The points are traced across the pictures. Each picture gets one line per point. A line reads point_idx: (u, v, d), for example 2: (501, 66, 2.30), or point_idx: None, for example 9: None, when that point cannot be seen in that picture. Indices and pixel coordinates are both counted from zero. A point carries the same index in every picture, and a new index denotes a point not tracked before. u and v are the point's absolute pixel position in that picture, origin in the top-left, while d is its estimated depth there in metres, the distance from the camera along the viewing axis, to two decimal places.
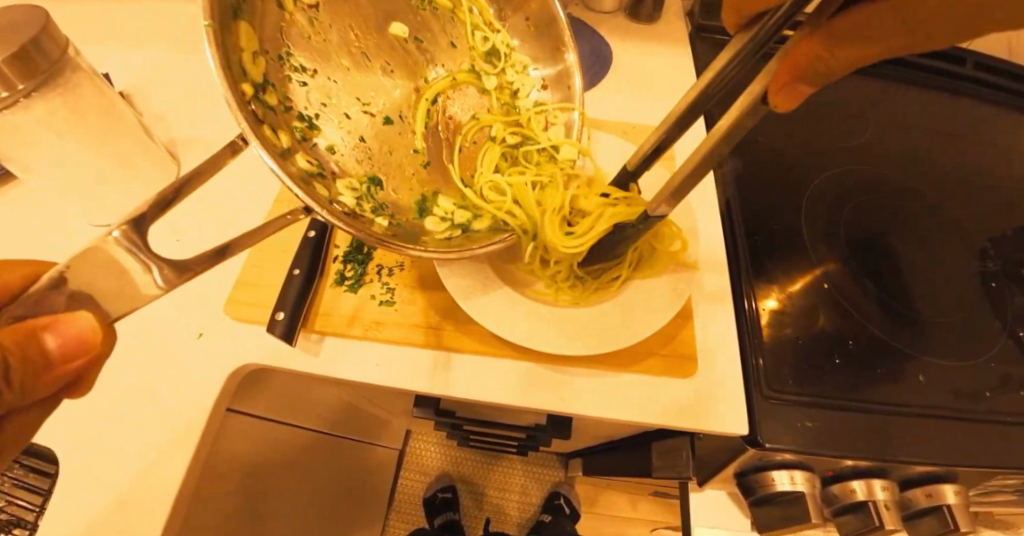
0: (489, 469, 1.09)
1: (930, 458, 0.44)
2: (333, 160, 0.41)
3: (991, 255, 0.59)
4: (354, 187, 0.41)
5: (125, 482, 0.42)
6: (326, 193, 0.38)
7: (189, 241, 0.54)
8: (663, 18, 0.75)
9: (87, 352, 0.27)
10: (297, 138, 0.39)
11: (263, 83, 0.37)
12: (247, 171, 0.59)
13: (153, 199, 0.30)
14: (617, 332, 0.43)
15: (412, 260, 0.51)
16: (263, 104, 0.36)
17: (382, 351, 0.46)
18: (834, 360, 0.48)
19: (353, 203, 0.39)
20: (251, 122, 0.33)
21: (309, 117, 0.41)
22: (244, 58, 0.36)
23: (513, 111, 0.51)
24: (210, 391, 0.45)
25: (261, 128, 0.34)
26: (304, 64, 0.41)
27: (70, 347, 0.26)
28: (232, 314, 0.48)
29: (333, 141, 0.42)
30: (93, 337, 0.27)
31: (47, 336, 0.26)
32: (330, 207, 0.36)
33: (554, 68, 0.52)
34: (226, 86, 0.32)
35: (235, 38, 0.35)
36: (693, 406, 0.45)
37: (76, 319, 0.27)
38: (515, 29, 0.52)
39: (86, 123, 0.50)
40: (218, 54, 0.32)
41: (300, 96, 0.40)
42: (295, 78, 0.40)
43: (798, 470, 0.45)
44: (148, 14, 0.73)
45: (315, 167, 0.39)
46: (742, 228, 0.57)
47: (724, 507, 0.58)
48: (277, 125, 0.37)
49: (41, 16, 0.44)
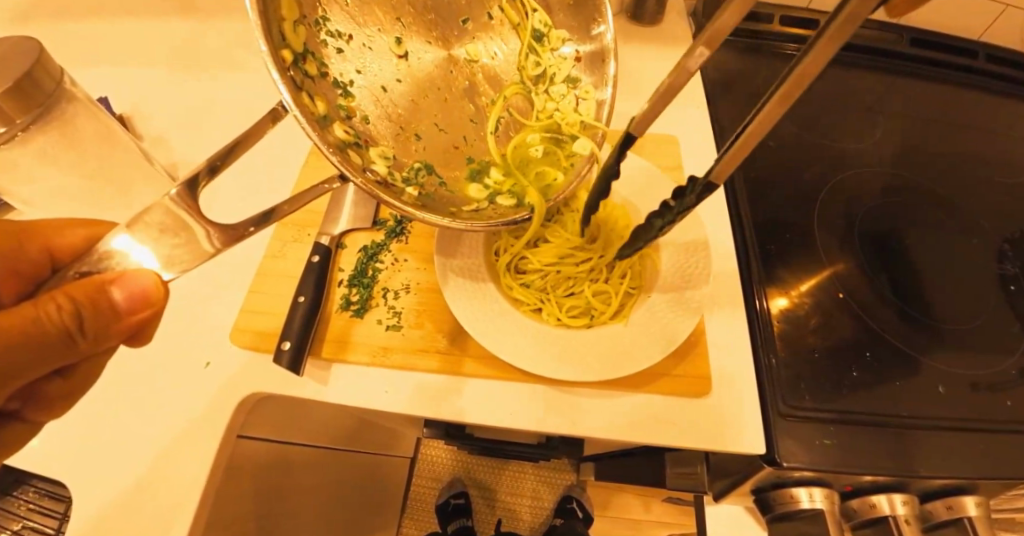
0: (500, 473, 1.05)
1: (953, 472, 0.43)
2: (367, 129, 0.43)
3: (1009, 256, 0.58)
4: (387, 155, 0.43)
5: (134, 512, 0.41)
6: (360, 160, 0.40)
7: (235, 211, 0.56)
8: (665, 18, 0.75)
9: (150, 306, 0.28)
10: (341, 114, 0.42)
11: (303, 52, 0.40)
12: (272, 150, 0.61)
13: (204, 165, 0.38)
14: (624, 360, 0.41)
15: (419, 284, 0.51)
16: (302, 72, 0.39)
17: (391, 378, 0.45)
18: (851, 372, 0.47)
19: (384, 171, 0.42)
20: (291, 89, 0.37)
21: (345, 85, 0.43)
22: (286, 27, 0.38)
23: (547, 112, 0.48)
24: (218, 423, 0.44)
25: (300, 95, 0.37)
26: (341, 30, 0.42)
27: (135, 301, 0.28)
28: (236, 343, 0.47)
29: (366, 111, 0.43)
30: (155, 290, 0.28)
31: (113, 289, 0.28)
32: (364, 174, 0.39)
33: (590, 45, 0.49)
34: (268, 52, 0.35)
35: (278, 8, 0.38)
36: (707, 424, 0.44)
37: (138, 274, 0.28)
38: (552, 4, 0.50)
39: (87, 151, 0.50)
40: (259, 14, 0.35)
41: (337, 64, 0.42)
42: (332, 44, 0.42)
43: (817, 487, 0.44)
44: (147, 33, 0.72)
45: (351, 136, 0.41)
46: (753, 234, 0.55)
47: (738, 518, 0.58)
48: (315, 92, 0.40)
49: (32, 47, 0.43)
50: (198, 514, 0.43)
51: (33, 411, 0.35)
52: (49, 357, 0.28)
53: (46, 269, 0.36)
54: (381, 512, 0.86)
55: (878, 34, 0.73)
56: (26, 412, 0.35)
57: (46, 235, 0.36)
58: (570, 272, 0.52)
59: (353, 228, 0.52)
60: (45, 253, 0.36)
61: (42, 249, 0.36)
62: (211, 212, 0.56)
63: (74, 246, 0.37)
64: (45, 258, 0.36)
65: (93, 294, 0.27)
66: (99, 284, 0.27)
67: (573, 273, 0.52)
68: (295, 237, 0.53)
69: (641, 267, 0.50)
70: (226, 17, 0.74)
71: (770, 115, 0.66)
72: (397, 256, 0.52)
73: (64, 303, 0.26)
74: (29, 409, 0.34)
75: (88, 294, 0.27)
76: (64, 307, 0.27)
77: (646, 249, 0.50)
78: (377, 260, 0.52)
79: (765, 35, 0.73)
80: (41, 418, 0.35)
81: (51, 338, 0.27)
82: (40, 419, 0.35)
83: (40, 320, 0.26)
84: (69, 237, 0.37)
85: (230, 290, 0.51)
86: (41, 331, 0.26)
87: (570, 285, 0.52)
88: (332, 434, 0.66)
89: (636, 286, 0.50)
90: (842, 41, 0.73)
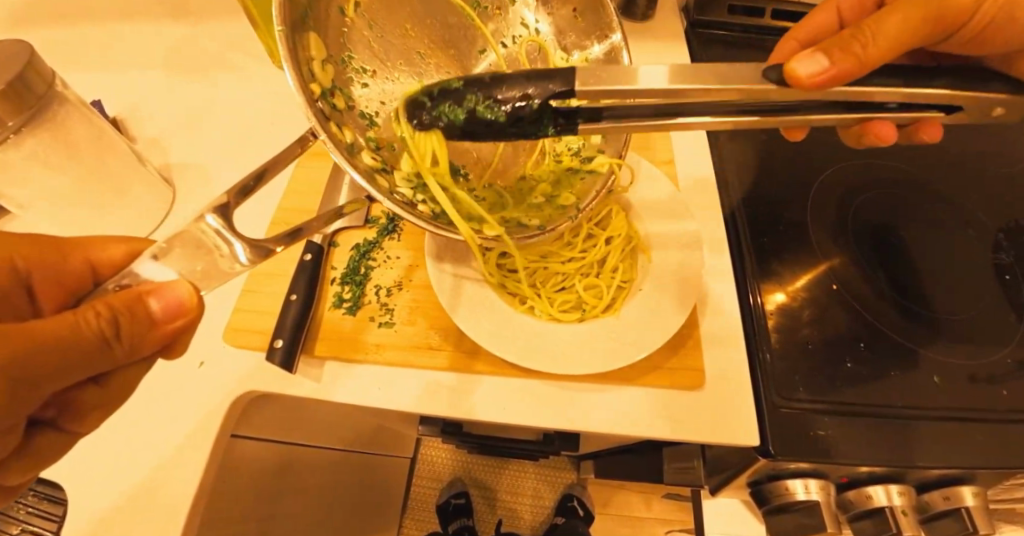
0: (499, 472, 1.08)
1: (950, 461, 0.42)
2: (395, 157, 0.44)
3: (1005, 247, 0.58)
4: (411, 178, 0.43)
5: (131, 510, 0.42)
6: (387, 185, 0.40)
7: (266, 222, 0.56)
8: (656, 16, 0.75)
9: (187, 317, 0.27)
10: (369, 143, 0.42)
11: (331, 87, 0.40)
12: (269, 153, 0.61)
13: (239, 186, 0.36)
14: (609, 355, 0.41)
15: (412, 280, 0.51)
16: (330, 104, 0.39)
17: (385, 375, 0.45)
18: (845, 363, 0.47)
19: (410, 194, 0.42)
20: (321, 120, 0.36)
21: (370, 116, 0.43)
22: (315, 65, 0.38)
23: (570, 151, 0.51)
24: (214, 423, 0.45)
25: (329, 125, 0.37)
26: (365, 66, 0.43)
27: (171, 312, 0.27)
28: (231, 343, 0.47)
29: (390, 139, 0.44)
30: (191, 300, 0.27)
31: (150, 300, 0.27)
32: (392, 197, 0.39)
33: (601, 45, 0.49)
34: (301, 96, 0.35)
35: (307, 47, 0.37)
36: (700, 418, 0.44)
37: (176, 285, 0.27)
38: (563, 27, 0.50)
39: (80, 155, 0.51)
40: (292, 65, 0.34)
41: (362, 97, 0.43)
42: (357, 80, 0.43)
43: (813, 479, 0.44)
44: (139, 37, 0.73)
45: (378, 163, 0.41)
46: (747, 230, 0.56)
47: (738, 516, 0.57)
48: (342, 123, 0.40)
49: (24, 50, 0.43)
50: (196, 513, 0.43)
51: (68, 422, 0.33)
52: (83, 364, 0.26)
53: (88, 280, 0.35)
54: (370, 510, 0.87)
55: None
56: (64, 422, 0.33)
57: (90, 247, 0.35)
58: (564, 270, 0.53)
59: (347, 226, 0.53)
60: (87, 265, 0.35)
61: (83, 259, 0.35)
62: (247, 231, 0.55)
63: (112, 260, 0.36)
64: (87, 270, 0.35)
65: (131, 304, 0.27)
66: (137, 294, 0.27)
67: (565, 270, 0.53)
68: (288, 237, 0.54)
69: (630, 260, 0.52)
70: (218, 21, 0.74)
71: None
72: (389, 254, 0.52)
73: (102, 310, 0.26)
74: (64, 418, 0.33)
75: (125, 304, 0.26)
76: (100, 314, 0.26)
77: (631, 229, 0.52)
78: (370, 258, 0.52)
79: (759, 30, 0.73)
80: (77, 428, 0.33)
81: (86, 344, 0.26)
82: (79, 430, 0.33)
83: (77, 327, 0.25)
84: (110, 250, 0.36)
85: (224, 291, 0.51)
86: (76, 338, 0.25)
87: (560, 280, 0.52)
88: (329, 435, 0.67)
89: (626, 281, 0.51)
90: None
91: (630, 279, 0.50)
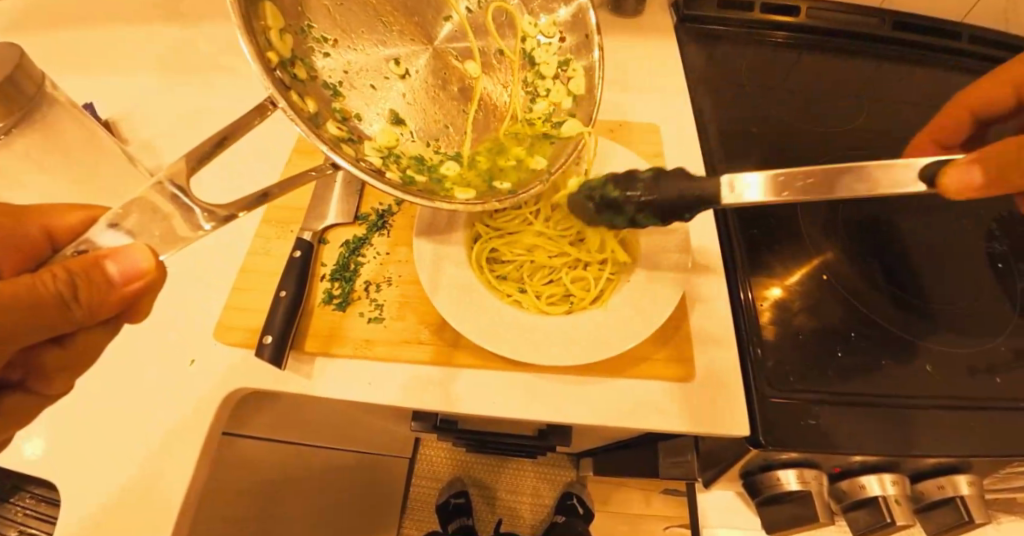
0: (499, 471, 1.08)
1: (944, 449, 0.42)
2: (363, 128, 0.45)
3: (999, 236, 0.58)
4: (380, 148, 0.44)
5: (121, 505, 0.42)
6: (353, 153, 0.42)
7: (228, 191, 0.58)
8: (648, 12, 0.76)
9: (144, 279, 0.28)
10: (335, 115, 0.44)
11: (291, 57, 0.42)
12: (258, 148, 0.62)
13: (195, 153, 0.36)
14: (592, 344, 0.42)
15: (402, 276, 0.51)
16: (290, 74, 0.41)
17: (374, 370, 0.46)
18: (837, 352, 0.47)
19: (378, 162, 0.43)
20: (279, 88, 0.38)
21: (334, 85, 0.45)
22: (272, 35, 0.40)
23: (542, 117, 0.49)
24: (204, 419, 0.45)
25: (289, 94, 0.39)
26: (326, 35, 0.45)
27: (130, 275, 0.28)
28: (221, 341, 0.48)
29: (358, 109, 0.46)
30: (149, 266, 0.28)
31: (107, 263, 0.27)
32: (357, 164, 0.40)
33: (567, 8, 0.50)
34: (258, 65, 0.37)
35: (262, 15, 0.39)
36: (688, 407, 0.44)
37: (134, 251, 0.28)
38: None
39: (72, 157, 0.51)
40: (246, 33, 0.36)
41: (324, 67, 0.45)
42: (318, 49, 0.44)
43: (805, 469, 0.44)
44: (133, 39, 0.73)
45: (345, 133, 0.43)
46: (736, 221, 0.55)
47: (733, 508, 0.59)
48: (305, 93, 0.42)
49: (15, 54, 0.44)
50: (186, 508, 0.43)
51: (39, 383, 0.33)
52: (47, 325, 0.27)
53: (44, 247, 0.36)
54: (370, 510, 0.87)
55: (862, 19, 0.74)
56: (32, 383, 0.33)
57: (44, 216, 0.36)
58: (551, 263, 0.53)
59: (336, 223, 0.53)
60: (43, 234, 0.36)
61: (40, 228, 0.36)
62: (207, 198, 0.58)
63: (70, 227, 0.37)
64: (43, 237, 0.36)
65: (89, 267, 0.27)
66: (94, 258, 0.27)
67: (552, 264, 0.53)
68: (278, 234, 0.54)
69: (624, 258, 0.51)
70: (212, 23, 0.75)
71: (758, 101, 0.66)
72: (378, 250, 0.52)
73: (60, 273, 0.26)
74: (33, 380, 0.33)
75: (84, 267, 0.27)
76: (60, 278, 0.26)
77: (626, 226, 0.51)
78: (360, 255, 0.52)
79: (751, 24, 0.74)
80: (48, 391, 0.33)
81: (47, 306, 0.26)
82: (48, 391, 0.33)
83: (36, 288, 0.26)
84: (69, 218, 0.37)
85: (214, 288, 0.52)
86: (37, 300, 0.26)
87: (549, 273, 0.53)
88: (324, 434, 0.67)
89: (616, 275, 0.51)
90: (825, 29, 0.74)
91: (621, 271, 0.50)
